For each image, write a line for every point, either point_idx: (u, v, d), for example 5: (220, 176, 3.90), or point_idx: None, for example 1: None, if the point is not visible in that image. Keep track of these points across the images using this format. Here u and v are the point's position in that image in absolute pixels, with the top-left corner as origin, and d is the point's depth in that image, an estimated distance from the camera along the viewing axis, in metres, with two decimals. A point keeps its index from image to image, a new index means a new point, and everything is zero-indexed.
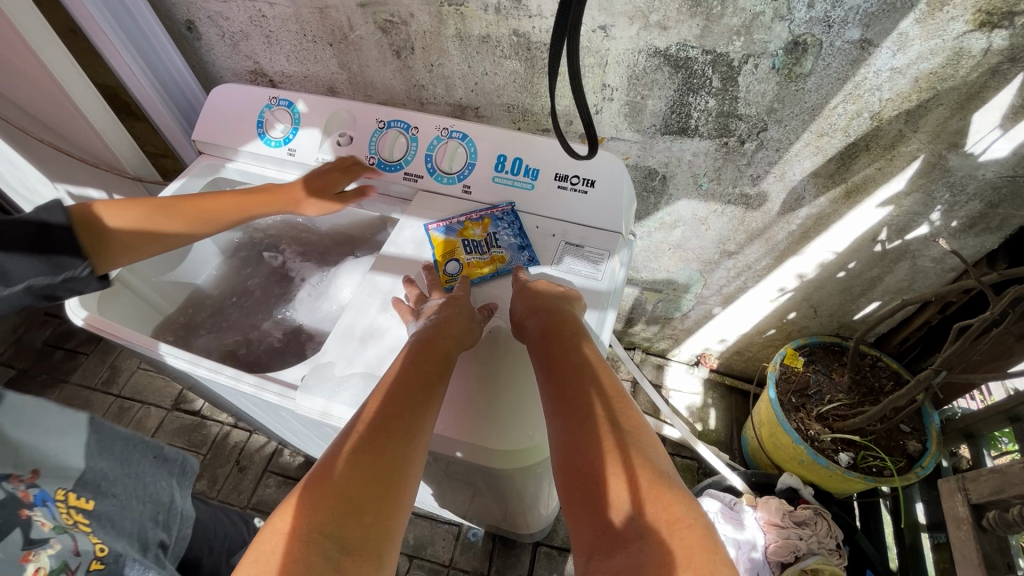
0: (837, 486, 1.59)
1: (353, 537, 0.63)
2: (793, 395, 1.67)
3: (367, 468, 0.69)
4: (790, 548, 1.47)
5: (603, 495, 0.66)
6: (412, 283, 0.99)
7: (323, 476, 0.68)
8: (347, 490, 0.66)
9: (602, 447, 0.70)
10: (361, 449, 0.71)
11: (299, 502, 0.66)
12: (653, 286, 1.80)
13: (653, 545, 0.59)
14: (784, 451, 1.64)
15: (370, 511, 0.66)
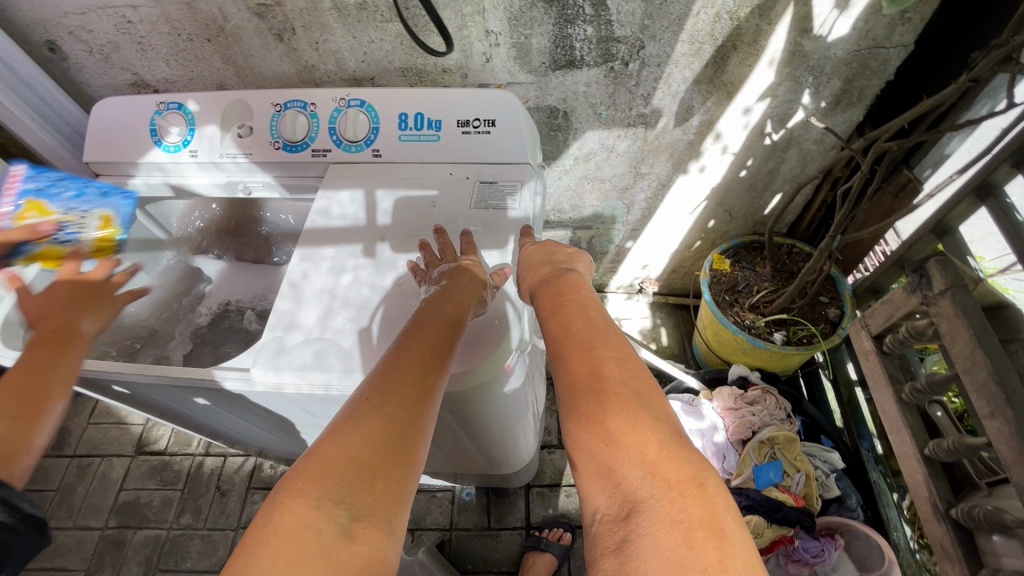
0: (779, 364, 1.75)
1: (368, 502, 0.61)
2: (728, 293, 1.82)
3: (377, 433, 0.67)
4: (746, 425, 1.65)
5: (615, 458, 0.68)
6: (426, 246, 0.97)
7: (332, 444, 0.65)
8: (362, 458, 0.64)
9: (614, 406, 0.72)
10: (371, 418, 0.68)
11: (307, 469, 0.63)
12: (582, 224, 1.89)
13: (661, 502, 0.62)
14: (729, 345, 1.79)
15: (384, 474, 0.64)
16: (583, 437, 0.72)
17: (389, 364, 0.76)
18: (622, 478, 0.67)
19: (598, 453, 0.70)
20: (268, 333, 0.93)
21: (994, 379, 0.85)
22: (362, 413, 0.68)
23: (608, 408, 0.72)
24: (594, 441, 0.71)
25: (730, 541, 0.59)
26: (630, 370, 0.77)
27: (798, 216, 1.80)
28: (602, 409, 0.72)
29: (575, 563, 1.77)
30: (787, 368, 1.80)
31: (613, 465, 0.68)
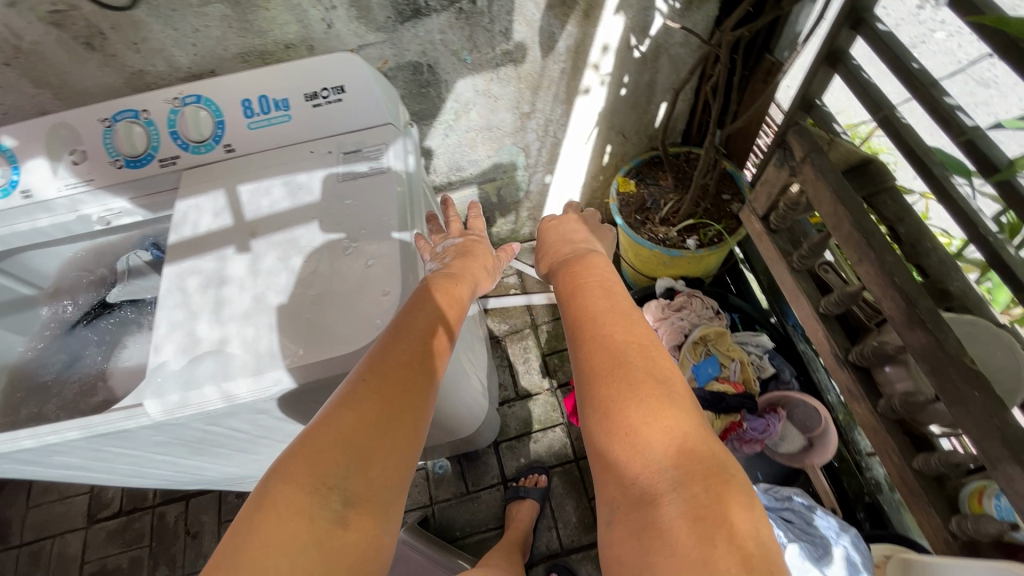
0: (698, 267, 1.82)
1: (364, 488, 0.64)
2: (639, 212, 1.86)
3: (380, 425, 0.68)
4: (677, 332, 1.73)
5: (636, 445, 0.68)
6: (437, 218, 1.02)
7: (328, 432, 0.66)
8: (362, 449, 0.66)
9: (633, 386, 0.72)
10: (371, 409, 0.69)
11: (299, 456, 0.64)
12: (486, 178, 1.87)
13: (683, 495, 0.62)
14: (650, 260, 1.84)
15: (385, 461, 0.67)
16: (602, 415, 0.72)
17: (388, 351, 0.75)
18: (640, 463, 0.66)
19: (619, 435, 0.70)
20: (152, 360, 0.88)
21: (856, 226, 0.91)
22: (362, 407, 0.69)
23: (628, 387, 0.72)
24: (612, 420, 0.71)
25: (754, 534, 0.58)
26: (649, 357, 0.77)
27: (687, 123, 1.84)
28: (622, 387, 0.73)
29: (556, 500, 1.84)
30: (707, 269, 1.87)
31: (633, 452, 0.67)
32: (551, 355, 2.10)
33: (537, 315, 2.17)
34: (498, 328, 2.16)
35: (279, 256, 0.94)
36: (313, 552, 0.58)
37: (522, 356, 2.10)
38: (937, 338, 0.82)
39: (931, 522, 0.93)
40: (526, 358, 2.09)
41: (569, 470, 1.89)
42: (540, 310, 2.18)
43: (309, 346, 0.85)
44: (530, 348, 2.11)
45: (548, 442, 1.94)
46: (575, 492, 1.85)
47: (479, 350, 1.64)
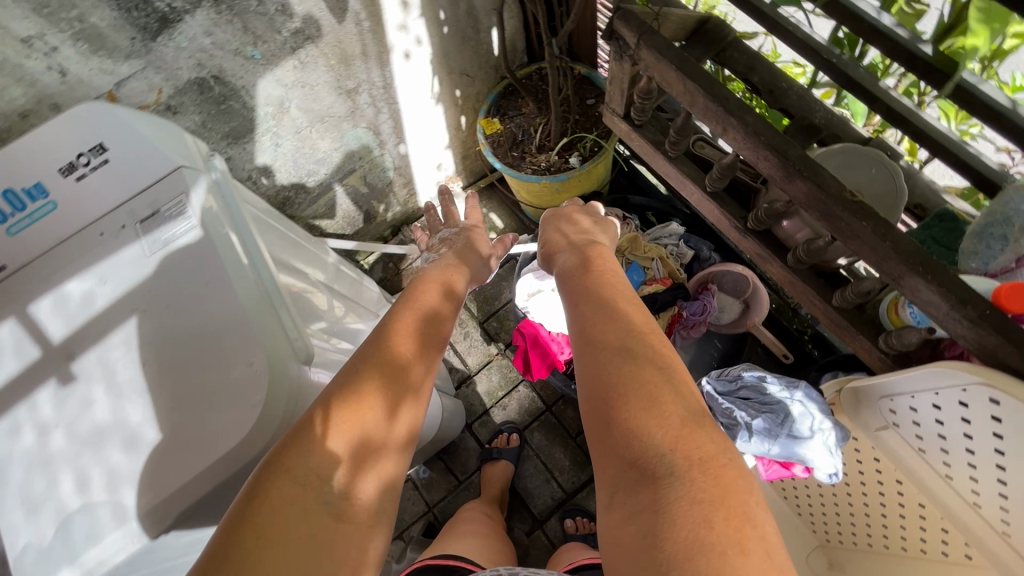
0: (591, 180, 1.77)
1: (359, 485, 0.65)
2: (513, 148, 1.76)
3: (381, 422, 0.69)
4: None
5: (637, 430, 0.79)
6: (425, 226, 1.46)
7: (327, 428, 0.65)
8: (362, 448, 0.66)
9: (638, 375, 0.83)
10: (373, 414, 0.68)
11: (294, 453, 0.63)
12: (345, 172, 1.70)
13: (682, 480, 0.71)
14: (542, 192, 1.77)
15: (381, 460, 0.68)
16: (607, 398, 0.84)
17: (397, 334, 0.78)
18: (643, 443, 0.77)
19: (624, 416, 0.80)
20: (11, 545, 0.73)
21: (709, 98, 0.87)
22: (364, 407, 0.68)
23: (629, 377, 0.83)
24: (615, 409, 0.82)
25: (748, 511, 0.69)
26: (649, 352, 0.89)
27: (525, 40, 1.73)
28: (626, 374, 0.84)
29: (546, 453, 1.84)
30: (601, 179, 1.82)
31: (637, 438, 0.78)
32: (487, 320, 2.04)
33: None
34: None
35: (114, 374, 0.77)
36: (308, 546, 0.59)
37: (460, 334, 2.02)
38: (815, 182, 0.80)
39: (864, 348, 0.98)
40: (465, 334, 2.02)
41: (546, 420, 1.88)
42: None
43: (187, 460, 0.72)
44: (465, 322, 2.03)
45: (517, 403, 1.91)
46: (559, 438, 1.85)
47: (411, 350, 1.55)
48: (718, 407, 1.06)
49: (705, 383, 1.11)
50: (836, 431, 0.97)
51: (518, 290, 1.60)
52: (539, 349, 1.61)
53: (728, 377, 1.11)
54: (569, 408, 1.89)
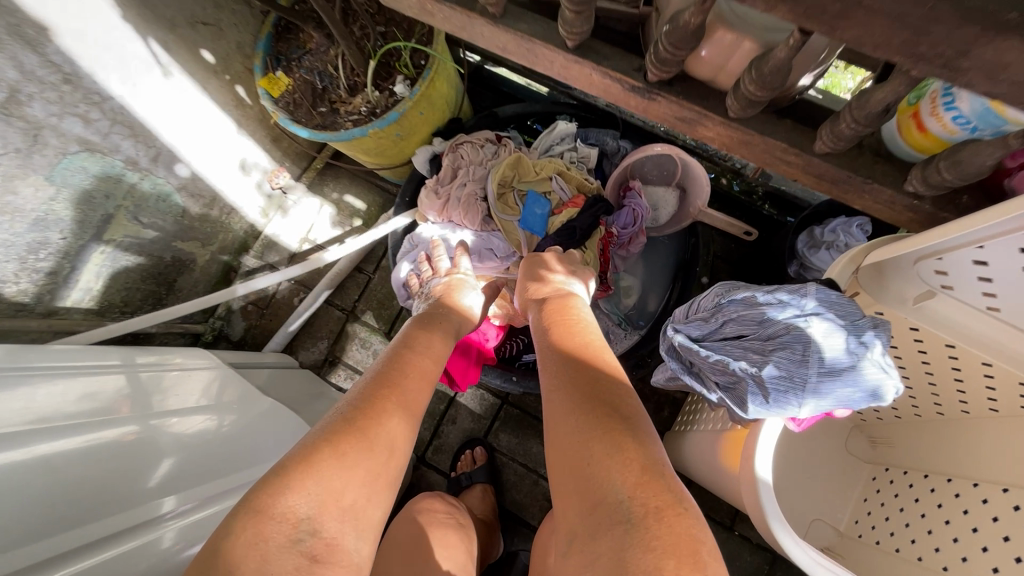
0: (437, 107, 1.32)
1: (335, 522, 0.61)
2: (318, 101, 1.26)
3: (371, 460, 0.67)
4: (473, 200, 1.16)
5: (593, 475, 0.72)
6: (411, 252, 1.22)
7: (338, 455, 0.65)
8: (358, 480, 0.65)
9: (617, 436, 0.76)
10: (382, 445, 0.70)
11: (302, 474, 0.62)
12: (103, 223, 1.16)
13: (642, 530, 0.64)
14: (380, 143, 1.29)
15: (360, 499, 0.65)
16: (588, 453, 0.75)
17: (387, 387, 0.78)
18: (612, 493, 0.69)
19: (587, 471, 0.73)
20: None
21: None
22: (362, 441, 0.68)
23: (612, 432, 0.76)
24: (583, 470, 0.74)
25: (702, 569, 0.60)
26: (616, 395, 0.83)
27: None
28: (608, 434, 0.76)
29: (524, 450, 1.48)
30: (450, 100, 1.37)
31: (612, 492, 0.69)
32: (394, 327, 1.60)
33: (343, 301, 1.62)
34: (319, 351, 1.61)
35: None
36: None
37: (367, 357, 1.58)
38: None
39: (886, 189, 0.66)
40: (373, 354, 1.58)
41: (509, 413, 1.51)
42: (342, 292, 1.63)
43: None
44: (367, 340, 1.59)
45: (467, 408, 1.52)
46: (532, 426, 1.49)
47: (289, 420, 1.09)
48: (710, 367, 0.69)
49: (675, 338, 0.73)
50: (880, 334, 0.63)
51: (393, 285, 1.24)
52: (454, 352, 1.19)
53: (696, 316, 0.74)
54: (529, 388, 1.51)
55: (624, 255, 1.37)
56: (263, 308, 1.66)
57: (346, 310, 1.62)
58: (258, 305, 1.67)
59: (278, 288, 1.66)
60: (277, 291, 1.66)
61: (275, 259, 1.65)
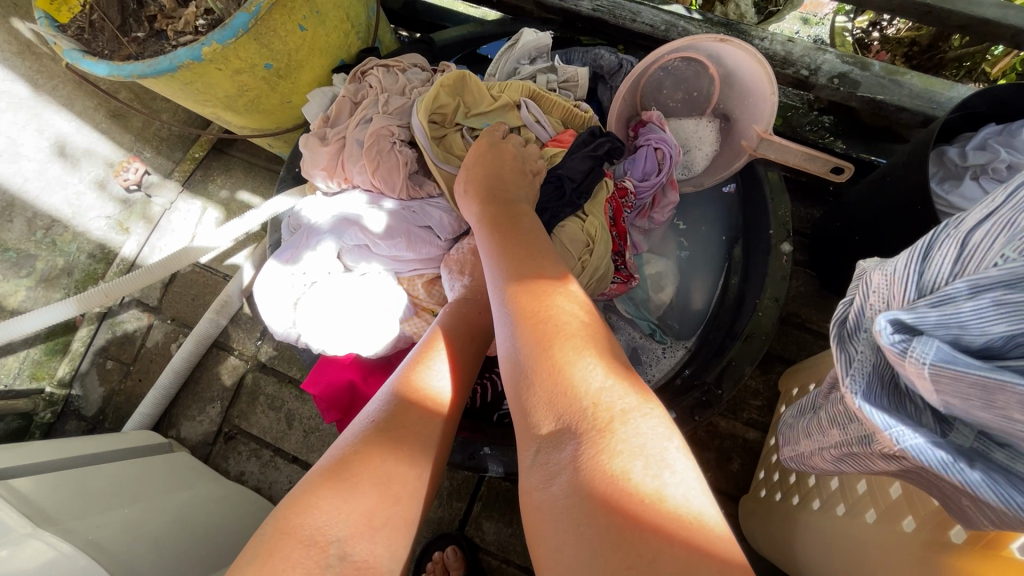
0: (335, 26, 0.84)
1: (375, 541, 0.40)
2: (132, 21, 0.78)
3: (403, 454, 0.46)
4: (388, 144, 0.68)
5: (553, 405, 0.41)
6: (311, 232, 0.65)
7: (368, 451, 0.44)
8: (390, 478, 0.44)
9: (528, 302, 0.47)
10: (413, 427, 0.48)
11: (319, 489, 0.42)
12: None
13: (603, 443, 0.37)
14: (243, 84, 0.81)
15: (402, 503, 0.43)
16: (520, 359, 0.45)
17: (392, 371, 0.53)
18: (544, 390, 0.42)
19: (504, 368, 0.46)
20: None
21: None
22: (392, 443, 0.46)
23: (546, 315, 0.46)
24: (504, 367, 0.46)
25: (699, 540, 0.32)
26: (532, 249, 0.54)
27: None
28: (519, 308, 0.48)
29: (523, 547, 0.95)
30: (359, 22, 0.89)
31: (549, 385, 0.42)
32: None
33: (241, 343, 1.11)
34: (209, 419, 1.09)
35: None
36: None
37: (278, 422, 1.07)
38: None
39: None
40: (288, 417, 1.07)
41: (496, 489, 0.98)
42: (238, 331, 1.12)
43: None
44: (277, 397, 1.08)
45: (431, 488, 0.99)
46: None
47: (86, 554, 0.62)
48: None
49: (946, 361, 0.26)
50: None
51: (261, 305, 0.65)
52: None
53: (991, 270, 0.26)
54: None
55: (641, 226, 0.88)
56: (130, 363, 1.14)
57: (247, 355, 1.11)
58: (120, 360, 1.14)
59: (149, 332, 1.15)
60: (148, 337, 1.15)
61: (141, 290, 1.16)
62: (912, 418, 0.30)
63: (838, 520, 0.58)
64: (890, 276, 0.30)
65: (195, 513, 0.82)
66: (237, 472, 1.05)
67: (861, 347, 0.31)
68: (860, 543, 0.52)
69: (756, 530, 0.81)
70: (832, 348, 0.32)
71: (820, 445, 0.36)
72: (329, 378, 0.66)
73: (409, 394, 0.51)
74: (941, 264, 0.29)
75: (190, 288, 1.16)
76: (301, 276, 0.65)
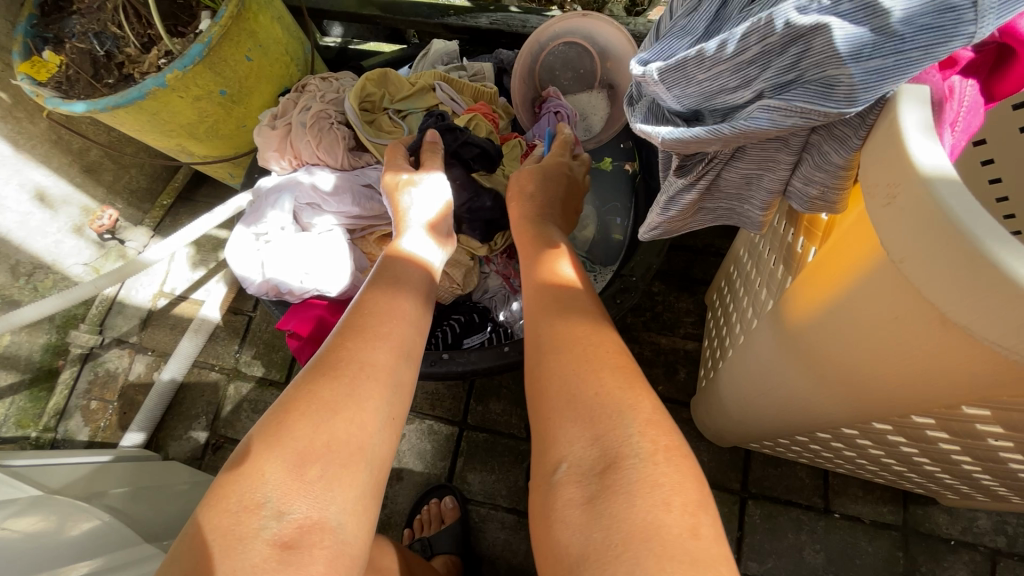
0: (276, 58, 1.01)
1: (319, 489, 0.44)
2: (104, 71, 0.92)
3: (359, 382, 0.51)
4: (327, 124, 0.83)
5: (598, 431, 0.49)
6: (268, 196, 0.78)
7: (313, 384, 0.50)
8: (340, 400, 0.49)
9: (578, 347, 0.57)
10: (350, 362, 0.52)
11: (281, 428, 0.47)
12: None
13: (649, 464, 0.46)
14: (202, 110, 0.96)
15: (352, 425, 0.48)
16: (571, 391, 0.53)
17: (354, 329, 0.55)
18: (590, 409, 0.51)
19: (544, 395, 0.55)
20: None
21: None
22: (343, 378, 0.50)
23: (606, 365, 0.55)
24: (549, 398, 0.54)
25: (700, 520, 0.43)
26: (564, 289, 0.65)
27: None
28: (568, 349, 0.57)
29: (506, 489, 1.01)
30: (297, 56, 1.07)
31: (592, 414, 0.50)
32: (295, 374, 1.16)
33: (221, 358, 1.19)
34: (196, 435, 1.14)
35: None
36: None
37: None
38: None
39: None
40: None
41: (474, 441, 1.04)
42: (217, 349, 1.19)
43: None
44: (259, 401, 1.14)
45: (414, 453, 1.05)
46: (511, 449, 1.04)
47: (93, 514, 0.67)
48: (728, 69, 0.34)
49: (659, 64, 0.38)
50: None
51: (235, 262, 0.76)
52: None
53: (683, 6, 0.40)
54: (491, 400, 1.07)
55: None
56: (114, 398, 1.19)
57: (227, 368, 1.18)
58: (105, 399, 1.19)
59: (130, 366, 1.21)
60: (130, 371, 1.21)
61: (121, 329, 1.23)
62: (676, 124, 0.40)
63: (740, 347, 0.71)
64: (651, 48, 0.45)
65: (190, 494, 0.86)
66: None
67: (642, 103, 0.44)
68: (753, 339, 0.63)
69: (708, 414, 0.90)
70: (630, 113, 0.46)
71: (656, 208, 0.48)
72: (302, 313, 0.76)
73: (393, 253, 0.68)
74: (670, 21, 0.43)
75: (167, 320, 1.23)
76: (264, 236, 0.77)
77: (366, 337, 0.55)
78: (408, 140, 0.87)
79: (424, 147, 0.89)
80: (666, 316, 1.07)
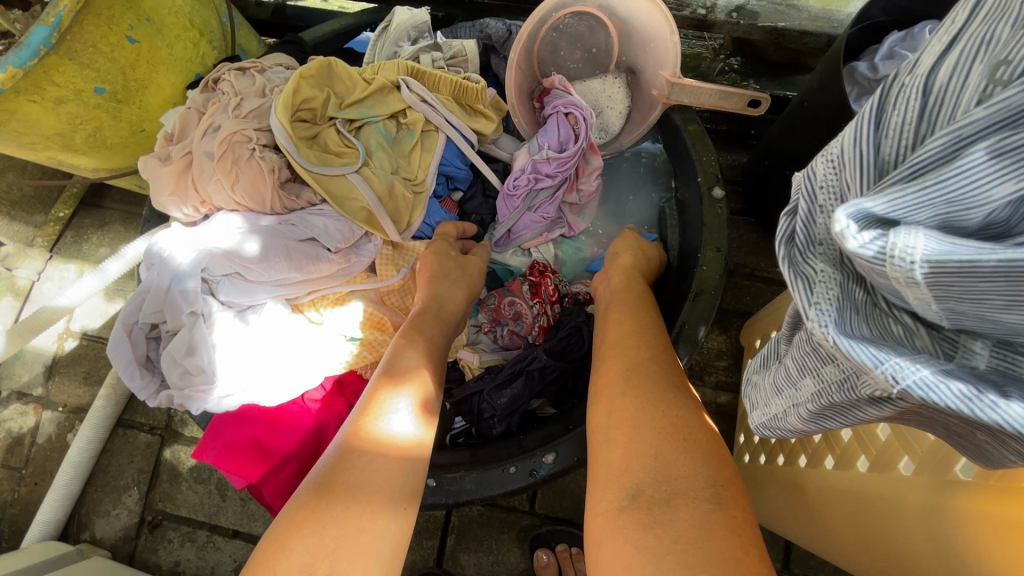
0: (177, 35, 0.72)
1: None
2: None
3: (362, 517, 0.39)
4: (245, 151, 0.58)
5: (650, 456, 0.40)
6: (160, 267, 0.54)
7: (307, 509, 0.39)
8: (343, 535, 0.38)
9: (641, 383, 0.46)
10: (351, 499, 0.40)
11: (268, 552, 0.38)
12: None
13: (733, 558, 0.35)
14: (72, 115, 0.68)
15: (355, 574, 0.37)
16: (623, 414, 0.44)
17: (350, 457, 0.43)
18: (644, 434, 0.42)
19: (602, 432, 0.45)
20: None
21: None
22: (341, 518, 0.39)
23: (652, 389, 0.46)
24: (599, 447, 0.44)
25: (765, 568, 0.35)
26: (637, 335, 0.52)
27: None
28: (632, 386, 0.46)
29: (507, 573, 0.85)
30: (210, 29, 0.78)
31: (661, 457, 0.40)
32: None
33: (151, 415, 0.97)
34: (127, 510, 0.93)
35: None
36: None
37: (209, 496, 0.93)
38: None
39: None
40: (219, 488, 0.93)
41: (467, 515, 0.87)
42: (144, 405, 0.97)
43: None
44: (203, 468, 0.94)
45: None
46: (511, 524, 0.87)
47: None
48: None
49: (938, 254, 0.22)
50: None
51: (120, 369, 0.53)
52: (286, 472, 0.58)
53: (970, 114, 0.23)
54: None
55: (554, 218, 0.75)
56: (20, 467, 0.97)
57: (160, 428, 0.96)
58: (9, 466, 0.96)
59: (37, 426, 0.98)
60: (38, 432, 0.98)
61: (21, 379, 0.99)
62: (900, 343, 0.26)
63: (805, 472, 0.55)
64: (838, 161, 0.27)
65: None
66: (170, 563, 0.90)
67: (822, 265, 0.26)
68: (853, 496, 0.46)
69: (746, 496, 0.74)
70: (785, 270, 0.27)
71: (794, 403, 0.29)
72: (225, 439, 0.57)
73: (362, 437, 0.44)
74: (902, 123, 0.26)
75: (79, 365, 1.00)
76: (161, 330, 0.54)
77: (367, 462, 0.43)
78: (365, 166, 0.63)
79: (388, 174, 0.64)
80: (695, 360, 0.89)
